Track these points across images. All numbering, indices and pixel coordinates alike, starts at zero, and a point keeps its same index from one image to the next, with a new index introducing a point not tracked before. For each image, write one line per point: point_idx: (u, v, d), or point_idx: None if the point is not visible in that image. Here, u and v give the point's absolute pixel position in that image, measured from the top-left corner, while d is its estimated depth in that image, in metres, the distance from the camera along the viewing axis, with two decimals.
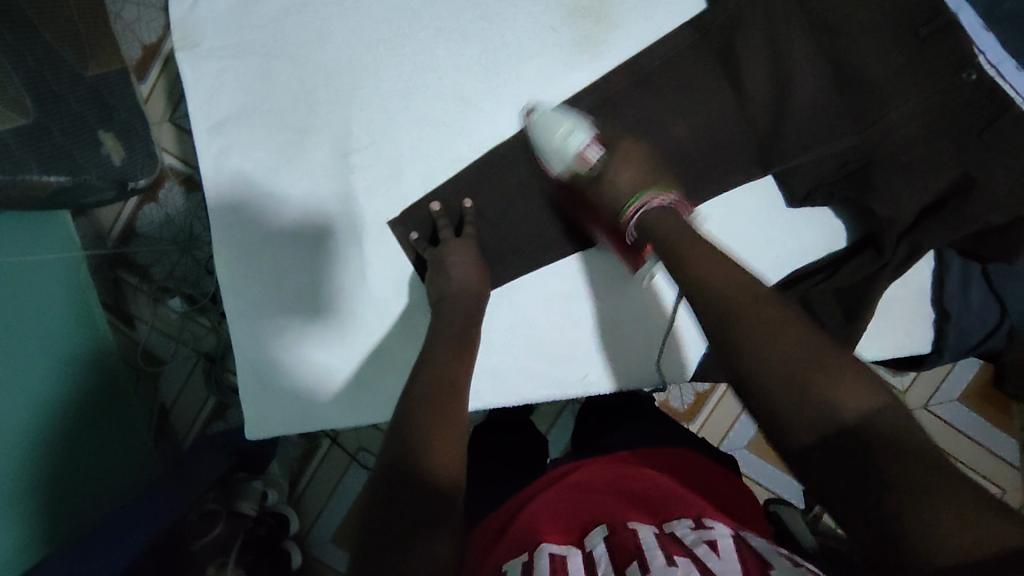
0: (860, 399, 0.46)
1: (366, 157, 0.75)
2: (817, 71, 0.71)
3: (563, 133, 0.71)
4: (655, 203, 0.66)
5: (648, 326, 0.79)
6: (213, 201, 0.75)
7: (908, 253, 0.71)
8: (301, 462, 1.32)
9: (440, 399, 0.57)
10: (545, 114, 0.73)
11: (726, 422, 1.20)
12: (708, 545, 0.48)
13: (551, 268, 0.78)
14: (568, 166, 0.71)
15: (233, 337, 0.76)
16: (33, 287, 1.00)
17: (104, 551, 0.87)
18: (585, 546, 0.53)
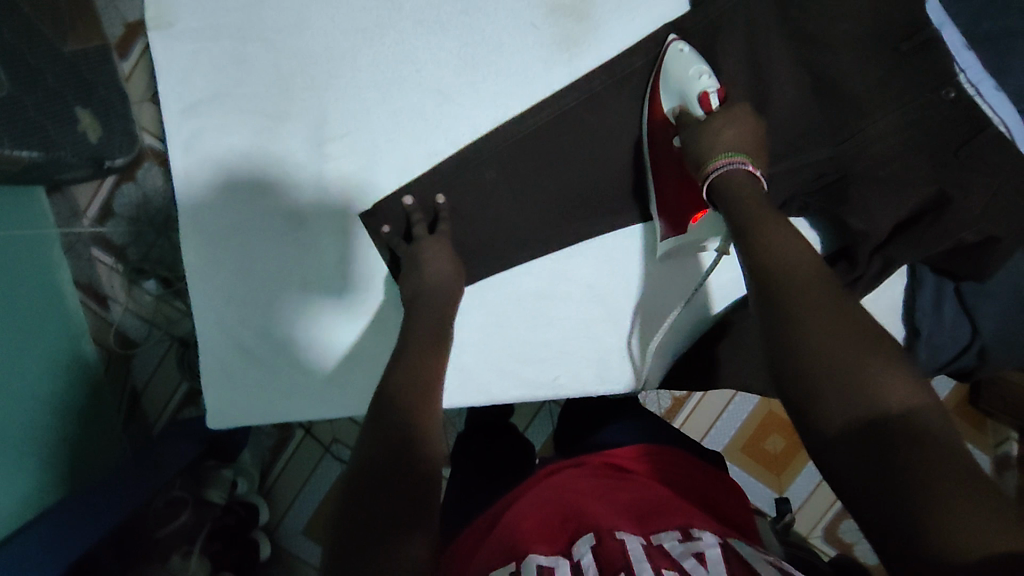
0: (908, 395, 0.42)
1: (341, 146, 0.74)
2: (795, 81, 0.71)
3: (696, 72, 0.66)
4: (745, 166, 0.59)
5: (679, 283, 0.80)
6: (183, 185, 0.73)
7: (881, 267, 0.73)
8: (274, 453, 1.32)
9: (416, 396, 0.56)
10: (691, 50, 0.68)
11: (708, 418, 1.20)
12: (697, 558, 0.47)
13: (525, 268, 0.78)
14: (680, 105, 0.66)
15: (199, 324, 0.75)
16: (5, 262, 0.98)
17: (69, 536, 0.86)
18: (572, 555, 0.50)
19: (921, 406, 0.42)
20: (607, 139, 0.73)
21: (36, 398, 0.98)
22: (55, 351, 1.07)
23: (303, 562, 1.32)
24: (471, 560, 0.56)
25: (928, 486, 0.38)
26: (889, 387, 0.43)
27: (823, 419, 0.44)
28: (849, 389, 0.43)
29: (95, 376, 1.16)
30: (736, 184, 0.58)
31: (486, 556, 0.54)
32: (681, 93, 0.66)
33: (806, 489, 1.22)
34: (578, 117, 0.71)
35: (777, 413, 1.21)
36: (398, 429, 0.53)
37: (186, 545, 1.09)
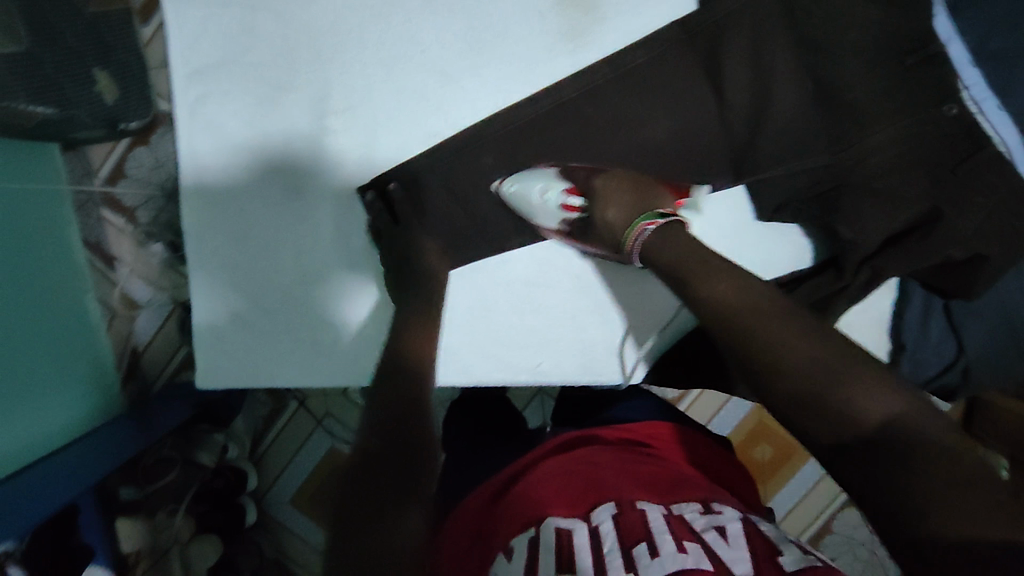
0: (880, 407, 0.47)
1: (343, 121, 0.75)
2: (798, 87, 0.71)
3: (540, 194, 0.72)
4: (649, 229, 0.66)
5: (656, 307, 0.81)
6: (185, 148, 0.75)
7: (869, 277, 0.74)
8: (267, 421, 1.35)
9: (402, 377, 0.57)
10: (516, 180, 0.72)
11: (714, 406, 1.20)
12: (717, 531, 0.51)
13: (509, 258, 0.79)
14: (557, 220, 0.74)
15: (192, 284, 0.76)
16: (16, 214, 1.01)
17: (62, 485, 0.90)
18: (591, 519, 0.53)
19: (899, 416, 0.46)
20: (608, 132, 0.74)
21: (39, 347, 1.01)
22: (60, 303, 1.09)
23: (290, 530, 1.36)
24: (489, 520, 0.61)
25: (919, 495, 0.42)
26: (868, 402, 0.47)
27: (812, 427, 0.48)
28: (825, 416, 0.48)
29: (100, 333, 1.19)
30: (657, 244, 0.65)
31: (506, 518, 0.58)
32: (549, 214, 0.73)
33: (791, 499, 1.24)
34: (575, 111, 0.73)
35: (769, 426, 1.22)
36: (393, 412, 0.53)
37: (171, 504, 1.14)
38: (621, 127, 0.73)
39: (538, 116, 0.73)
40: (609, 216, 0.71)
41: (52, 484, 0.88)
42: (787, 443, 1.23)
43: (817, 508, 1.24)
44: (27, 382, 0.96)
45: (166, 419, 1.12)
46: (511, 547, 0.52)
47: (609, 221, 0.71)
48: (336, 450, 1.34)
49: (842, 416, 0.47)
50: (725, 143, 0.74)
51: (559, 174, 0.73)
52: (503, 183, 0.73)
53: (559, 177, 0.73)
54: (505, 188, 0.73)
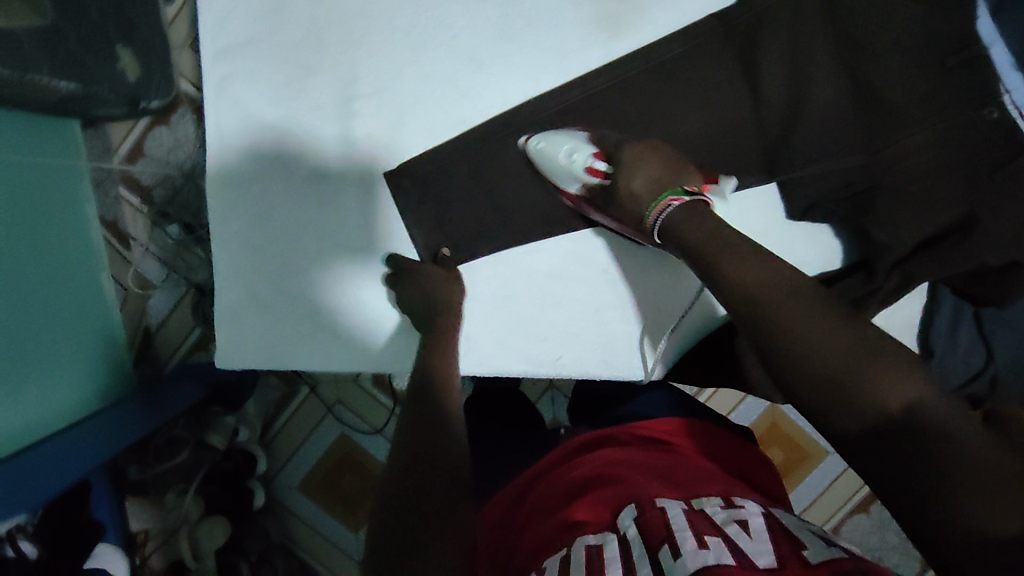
0: (898, 388, 0.43)
1: (370, 105, 0.74)
2: (836, 84, 0.69)
3: (567, 154, 0.69)
4: (675, 205, 0.64)
5: (684, 303, 0.80)
6: (212, 127, 0.74)
7: (900, 283, 0.72)
8: (278, 407, 1.34)
9: (432, 389, 0.61)
10: (545, 137, 0.70)
11: (730, 403, 1.21)
12: (739, 524, 0.49)
13: (535, 249, 0.78)
14: (580, 185, 0.71)
15: (214, 264, 0.76)
16: (33, 190, 1.01)
17: (75, 455, 0.91)
18: (619, 529, 0.52)
19: (920, 397, 0.43)
20: (639, 127, 0.72)
21: (53, 324, 1.01)
22: (75, 280, 1.09)
23: (296, 515, 1.36)
24: (518, 538, 0.59)
25: (947, 494, 0.39)
26: (884, 389, 0.44)
27: (830, 417, 0.45)
28: (841, 406, 0.45)
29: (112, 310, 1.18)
30: (683, 220, 0.63)
31: (535, 535, 0.57)
32: (573, 177, 0.70)
33: (810, 495, 1.23)
34: (602, 102, 0.72)
35: (777, 427, 1.22)
36: (426, 424, 0.57)
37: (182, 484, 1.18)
38: (646, 121, 0.73)
39: (567, 106, 0.72)
40: (635, 187, 0.67)
41: (63, 461, 0.89)
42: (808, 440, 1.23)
43: (830, 510, 1.24)
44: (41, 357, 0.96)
45: (177, 400, 1.12)
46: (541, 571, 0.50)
47: (635, 193, 0.67)
48: (345, 436, 1.33)
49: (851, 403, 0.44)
50: (755, 138, 0.72)
51: (587, 137, 0.71)
52: (535, 139, 0.70)
53: (586, 139, 0.70)
54: (535, 147, 0.70)
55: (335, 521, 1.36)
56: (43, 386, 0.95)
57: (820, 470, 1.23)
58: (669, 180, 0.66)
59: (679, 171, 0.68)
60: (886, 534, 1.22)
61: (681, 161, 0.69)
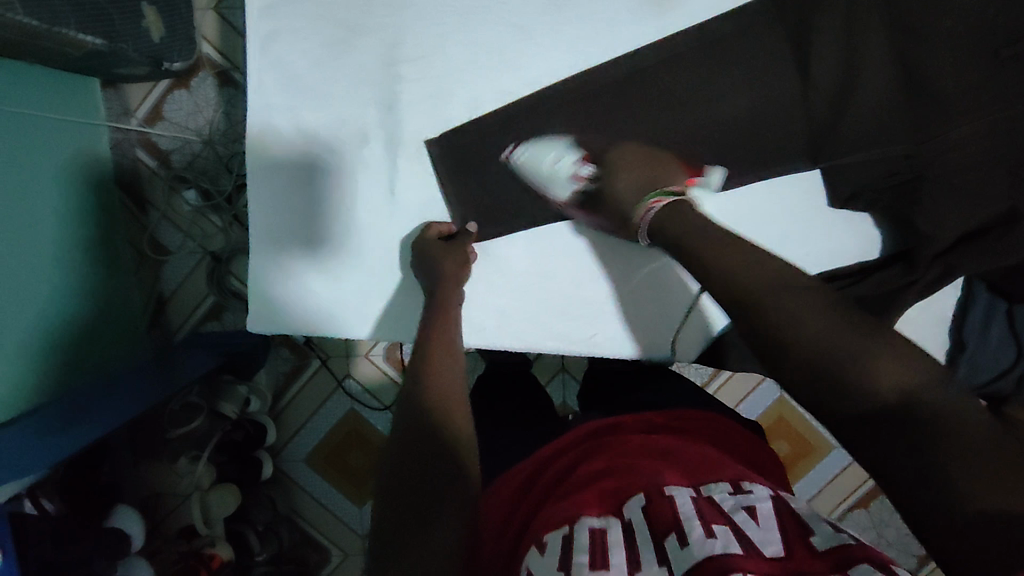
0: (899, 375, 0.41)
1: (415, 70, 0.73)
2: (886, 70, 0.68)
3: (552, 160, 0.72)
4: (657, 206, 0.64)
5: (680, 304, 0.80)
6: (254, 85, 0.73)
7: (941, 273, 0.70)
8: (288, 378, 1.33)
9: (439, 374, 0.60)
10: (529, 147, 0.72)
11: (741, 391, 1.21)
12: (748, 513, 0.48)
13: (527, 236, 0.77)
14: (566, 192, 0.73)
15: (249, 227, 0.75)
16: (49, 145, 0.99)
17: (95, 407, 0.91)
18: (624, 514, 0.51)
19: (917, 386, 0.41)
20: (681, 109, 0.72)
21: (64, 283, 0.99)
22: (87, 240, 1.07)
23: (302, 487, 1.36)
24: (530, 513, 0.59)
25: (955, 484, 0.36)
26: (883, 378, 0.42)
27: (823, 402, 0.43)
28: (840, 389, 0.43)
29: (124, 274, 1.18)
30: (663, 218, 0.63)
31: (542, 517, 0.55)
32: (558, 183, 0.72)
33: (815, 487, 1.25)
34: (647, 81, 0.72)
35: (786, 421, 1.23)
36: (430, 409, 0.56)
37: (194, 450, 1.14)
38: (693, 101, 0.72)
39: (614, 82, 0.72)
40: (619, 189, 0.69)
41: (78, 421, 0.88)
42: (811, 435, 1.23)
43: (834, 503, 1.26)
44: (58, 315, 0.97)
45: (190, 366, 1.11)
46: (542, 544, 0.50)
47: (619, 194, 0.69)
48: (354, 412, 1.33)
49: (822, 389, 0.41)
50: (803, 124, 0.71)
51: (570, 140, 0.73)
52: (517, 147, 0.73)
53: (570, 143, 0.72)
54: (519, 155, 0.72)
55: (340, 495, 1.36)
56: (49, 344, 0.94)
57: (827, 461, 1.24)
58: (654, 179, 0.68)
59: (663, 169, 0.69)
60: (883, 530, 1.24)
61: (657, 158, 0.70)
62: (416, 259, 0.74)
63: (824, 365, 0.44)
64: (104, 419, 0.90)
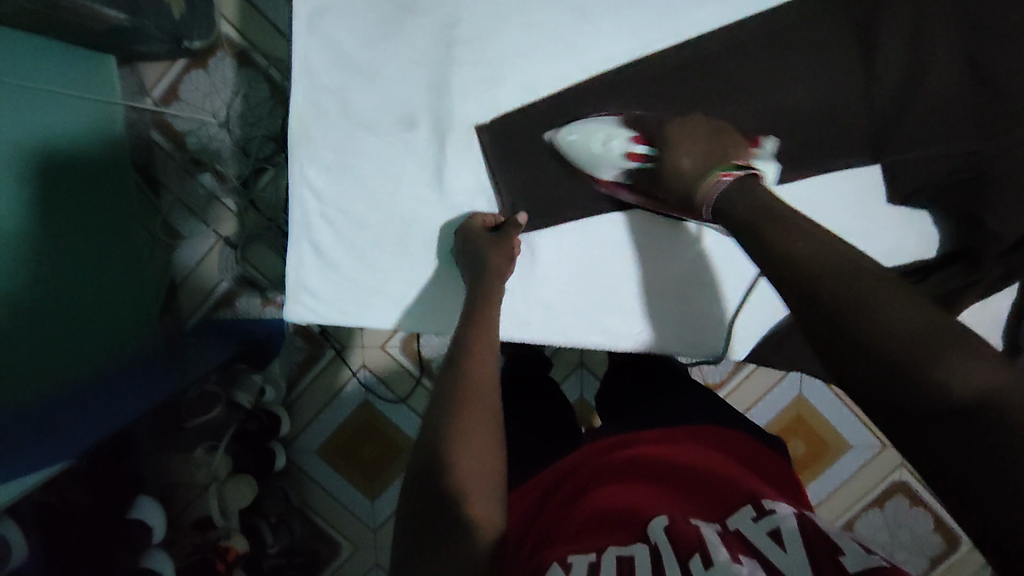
0: (972, 380, 0.37)
1: (470, 51, 0.71)
2: (952, 65, 0.66)
3: (603, 141, 0.70)
4: (727, 180, 0.62)
5: (727, 299, 0.80)
6: (302, 66, 0.72)
7: (1003, 272, 0.72)
8: (301, 369, 1.28)
9: (480, 378, 0.59)
10: (576, 128, 0.71)
11: (759, 391, 1.19)
12: (773, 537, 0.49)
13: (591, 222, 0.76)
14: (618, 171, 0.71)
15: (293, 213, 0.76)
16: (71, 124, 0.94)
17: (104, 403, 0.87)
18: (649, 539, 0.50)
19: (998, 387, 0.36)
20: (740, 97, 0.70)
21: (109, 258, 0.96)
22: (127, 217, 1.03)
23: (314, 481, 1.30)
24: (556, 526, 0.57)
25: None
26: (939, 376, 0.38)
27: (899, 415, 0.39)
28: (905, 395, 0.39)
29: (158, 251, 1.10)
30: (735, 194, 0.60)
31: (563, 538, 0.54)
32: (609, 163, 0.71)
33: (824, 489, 1.22)
34: (702, 68, 0.70)
35: (802, 420, 1.21)
36: (472, 407, 0.55)
37: (211, 440, 1.11)
38: (753, 92, 0.70)
39: (671, 70, 0.71)
40: (683, 163, 0.66)
41: (102, 409, 0.86)
42: (825, 437, 1.21)
43: (844, 506, 1.22)
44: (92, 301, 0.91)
45: (207, 358, 1.09)
46: (567, 563, 0.48)
47: (682, 169, 0.66)
48: (368, 404, 1.28)
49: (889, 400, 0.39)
50: (865, 118, 0.69)
51: (621, 119, 0.71)
52: (567, 128, 0.72)
53: (621, 122, 0.70)
54: (568, 138, 0.71)
55: (354, 489, 1.30)
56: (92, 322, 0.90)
57: (844, 461, 1.22)
58: (717, 158, 0.65)
59: (725, 144, 0.67)
60: (896, 530, 1.21)
61: (721, 135, 0.68)
62: (459, 246, 0.74)
63: (878, 364, 0.41)
64: (90, 418, 0.83)
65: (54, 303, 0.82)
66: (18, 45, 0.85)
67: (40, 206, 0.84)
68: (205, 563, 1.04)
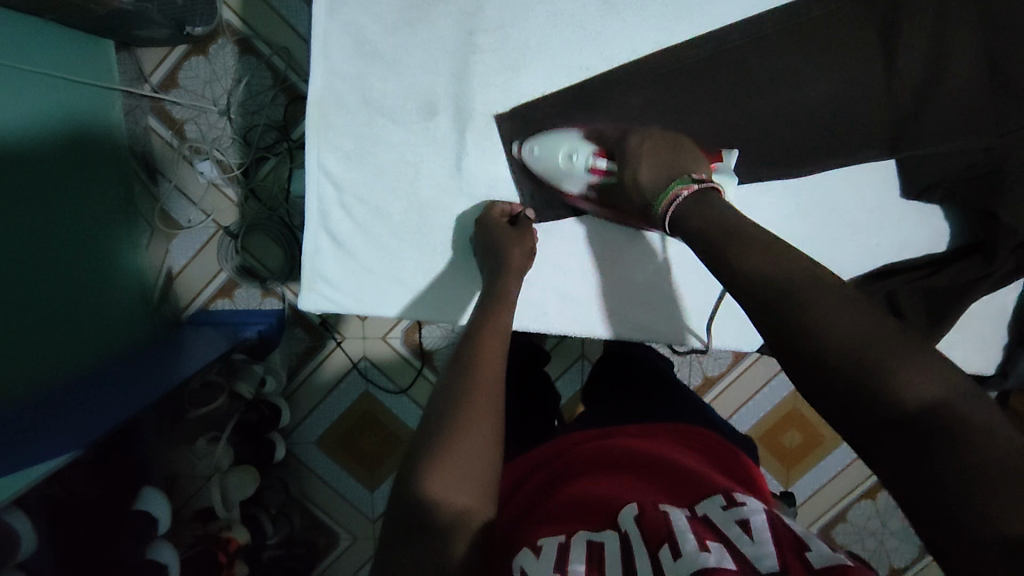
0: (924, 386, 0.39)
1: (492, 40, 0.72)
2: (969, 63, 0.68)
3: (566, 157, 0.71)
4: (684, 195, 0.62)
5: (698, 309, 0.83)
6: (321, 52, 0.71)
7: (1017, 264, 0.71)
8: (301, 359, 1.26)
9: (496, 367, 0.58)
10: (538, 142, 0.72)
11: (753, 386, 1.21)
12: (742, 526, 0.48)
13: (553, 227, 0.79)
14: (584, 184, 0.72)
15: (308, 201, 0.75)
16: (60, 110, 0.92)
17: (83, 408, 0.85)
18: (619, 525, 0.51)
19: (941, 397, 0.39)
20: (760, 92, 0.71)
21: (80, 254, 0.95)
22: (99, 207, 1.01)
23: (312, 472, 1.29)
24: (528, 514, 0.58)
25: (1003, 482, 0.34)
26: (899, 385, 0.40)
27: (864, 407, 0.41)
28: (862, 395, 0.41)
29: (130, 242, 1.09)
30: (692, 210, 0.60)
31: (535, 521, 0.55)
32: (575, 177, 0.72)
33: (814, 485, 1.23)
34: (723, 61, 0.71)
35: (793, 416, 1.22)
36: (489, 398, 0.55)
37: (212, 431, 1.09)
38: (771, 86, 0.71)
39: (694, 62, 0.71)
40: (642, 177, 0.66)
41: (78, 407, 0.85)
42: (818, 434, 1.23)
43: (834, 500, 1.24)
44: (62, 291, 0.90)
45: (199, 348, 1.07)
46: (537, 545, 0.49)
47: (641, 182, 0.66)
48: (368, 394, 1.27)
49: (893, 406, 0.39)
50: (885, 113, 0.70)
51: (579, 134, 0.72)
52: (528, 146, 0.73)
53: (581, 137, 0.71)
54: (532, 153, 0.73)
55: (353, 481, 1.29)
56: (57, 322, 0.88)
57: (836, 453, 1.23)
58: (677, 168, 0.65)
59: (685, 157, 0.67)
60: (888, 519, 1.24)
61: (677, 144, 0.68)
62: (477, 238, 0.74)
63: (871, 361, 0.41)
64: (67, 418, 0.82)
65: (19, 302, 0.80)
66: (12, 28, 0.82)
67: (20, 197, 0.82)
68: (207, 553, 1.00)
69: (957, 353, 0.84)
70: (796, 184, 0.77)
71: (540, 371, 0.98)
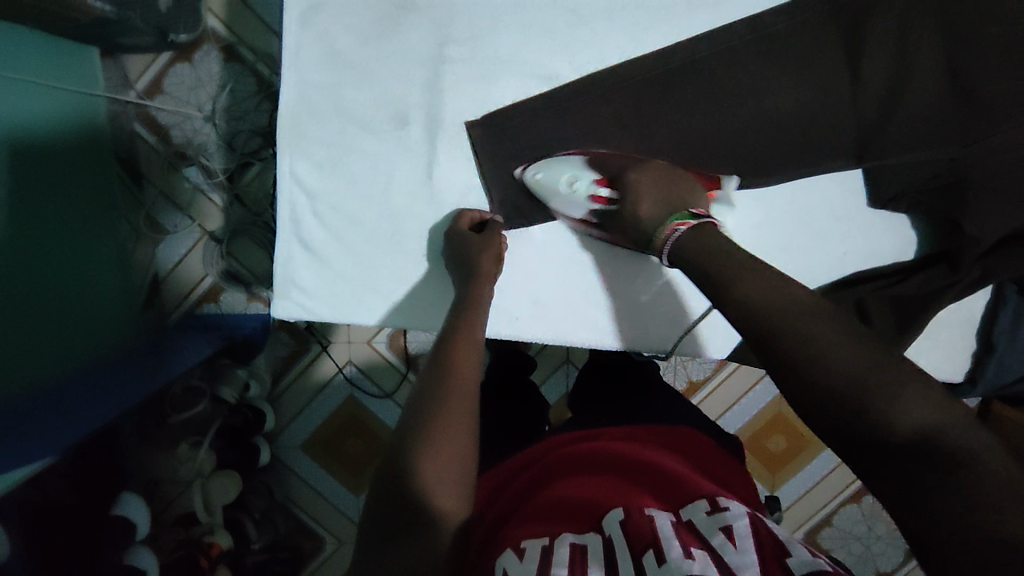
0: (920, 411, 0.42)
1: (462, 51, 0.75)
2: (931, 74, 0.68)
3: (569, 184, 0.72)
4: (682, 230, 0.63)
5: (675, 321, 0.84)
6: (294, 64, 0.75)
7: (979, 276, 0.72)
8: (286, 364, 1.26)
9: (467, 373, 0.59)
10: (542, 168, 0.73)
11: (737, 392, 1.21)
12: (726, 533, 0.49)
13: (518, 235, 0.80)
14: (586, 212, 0.74)
15: (282, 206, 0.77)
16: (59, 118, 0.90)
17: (76, 417, 0.84)
18: (603, 530, 0.51)
19: (936, 422, 0.41)
20: (730, 101, 0.72)
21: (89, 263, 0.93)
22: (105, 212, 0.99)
23: (298, 477, 1.29)
24: (510, 516, 0.58)
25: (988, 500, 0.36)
26: (901, 410, 0.42)
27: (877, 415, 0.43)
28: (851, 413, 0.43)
29: None
30: (688, 243, 0.62)
31: (516, 523, 0.55)
32: (577, 205, 0.74)
33: (798, 490, 1.24)
34: (693, 70, 0.72)
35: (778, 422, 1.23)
36: (461, 408, 0.55)
37: (196, 436, 1.09)
38: (741, 94, 0.72)
39: (666, 71, 0.73)
40: (641, 211, 0.68)
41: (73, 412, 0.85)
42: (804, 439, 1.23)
43: (819, 506, 1.24)
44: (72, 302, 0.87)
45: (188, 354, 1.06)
46: (520, 546, 0.49)
47: (641, 217, 0.68)
48: (353, 399, 1.27)
49: (892, 426, 0.42)
50: (852, 123, 0.70)
51: (583, 159, 0.73)
52: (535, 169, 0.73)
53: (585, 163, 0.72)
54: (537, 180, 0.73)
55: (338, 485, 1.29)
56: (72, 334, 0.87)
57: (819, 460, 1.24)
58: (675, 202, 0.67)
59: (679, 189, 0.68)
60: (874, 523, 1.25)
61: (673, 175, 0.70)
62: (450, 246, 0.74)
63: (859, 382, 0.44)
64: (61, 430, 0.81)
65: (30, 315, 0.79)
66: None
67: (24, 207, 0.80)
68: (189, 559, 1.00)
69: (927, 360, 0.85)
70: (764, 193, 0.80)
71: (523, 376, 0.99)
